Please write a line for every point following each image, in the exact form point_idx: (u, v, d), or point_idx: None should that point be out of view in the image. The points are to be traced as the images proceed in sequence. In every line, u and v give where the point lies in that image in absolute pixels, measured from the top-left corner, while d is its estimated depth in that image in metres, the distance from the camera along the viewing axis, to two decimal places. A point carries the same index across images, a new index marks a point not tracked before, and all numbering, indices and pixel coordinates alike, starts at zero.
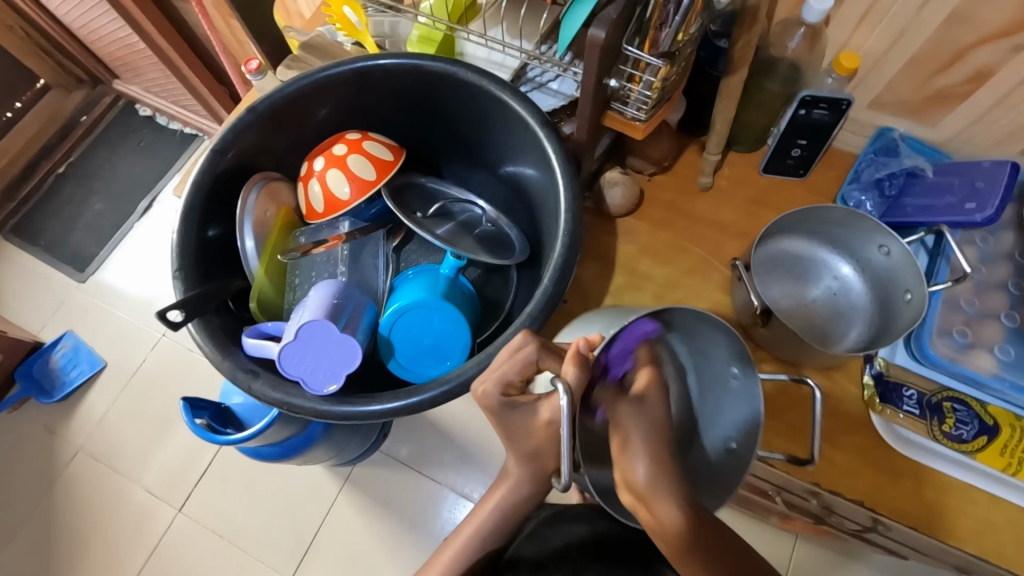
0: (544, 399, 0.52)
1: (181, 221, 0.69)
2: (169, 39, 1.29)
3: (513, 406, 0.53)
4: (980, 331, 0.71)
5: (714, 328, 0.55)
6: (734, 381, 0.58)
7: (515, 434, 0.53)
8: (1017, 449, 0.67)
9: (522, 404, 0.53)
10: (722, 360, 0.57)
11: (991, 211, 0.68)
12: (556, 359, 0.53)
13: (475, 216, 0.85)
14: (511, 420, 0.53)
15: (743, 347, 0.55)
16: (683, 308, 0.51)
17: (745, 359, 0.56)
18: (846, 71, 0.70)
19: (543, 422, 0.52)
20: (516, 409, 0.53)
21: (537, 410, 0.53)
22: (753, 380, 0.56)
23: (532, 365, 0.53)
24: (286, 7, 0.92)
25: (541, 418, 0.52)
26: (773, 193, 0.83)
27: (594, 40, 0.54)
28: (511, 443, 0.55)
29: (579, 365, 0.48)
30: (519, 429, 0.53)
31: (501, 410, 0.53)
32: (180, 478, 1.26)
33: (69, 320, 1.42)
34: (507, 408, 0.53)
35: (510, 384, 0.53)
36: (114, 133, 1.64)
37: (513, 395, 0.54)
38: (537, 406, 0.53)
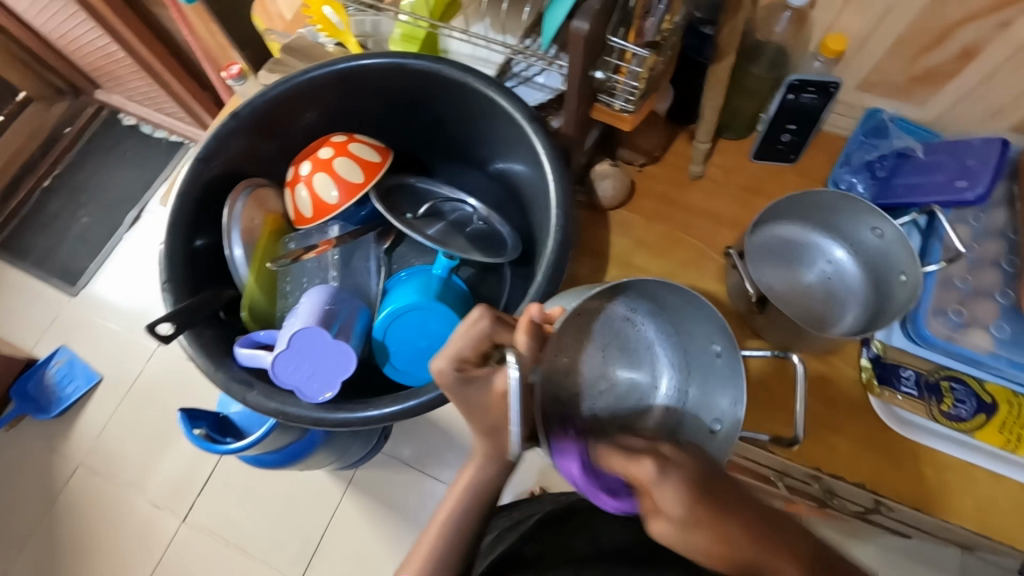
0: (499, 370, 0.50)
1: (167, 232, 0.68)
2: (149, 46, 1.28)
3: (468, 380, 0.50)
4: (975, 310, 0.71)
5: (690, 301, 0.56)
6: (718, 359, 0.57)
7: (477, 410, 0.50)
8: (1015, 426, 0.68)
9: (477, 377, 0.50)
10: (705, 337, 0.58)
11: (982, 189, 0.68)
12: (510, 332, 0.52)
13: (465, 214, 0.84)
14: (468, 395, 0.50)
15: (722, 323, 0.55)
16: (646, 278, 0.55)
17: (725, 335, 0.55)
18: (832, 54, 0.70)
19: (499, 395, 0.50)
20: (472, 383, 0.50)
21: (493, 382, 0.50)
22: (734, 357, 0.55)
23: (487, 339, 0.51)
24: (266, 8, 0.91)
25: (496, 390, 0.50)
26: (765, 180, 0.82)
27: (577, 32, 0.53)
28: (474, 421, 0.51)
29: (530, 333, 0.49)
30: (481, 405, 0.50)
31: (456, 386, 0.50)
32: (182, 489, 1.25)
33: (63, 335, 1.41)
34: (464, 384, 0.50)
35: (465, 359, 0.51)
36: (99, 144, 1.63)
37: (468, 369, 0.51)
38: (492, 379, 0.50)
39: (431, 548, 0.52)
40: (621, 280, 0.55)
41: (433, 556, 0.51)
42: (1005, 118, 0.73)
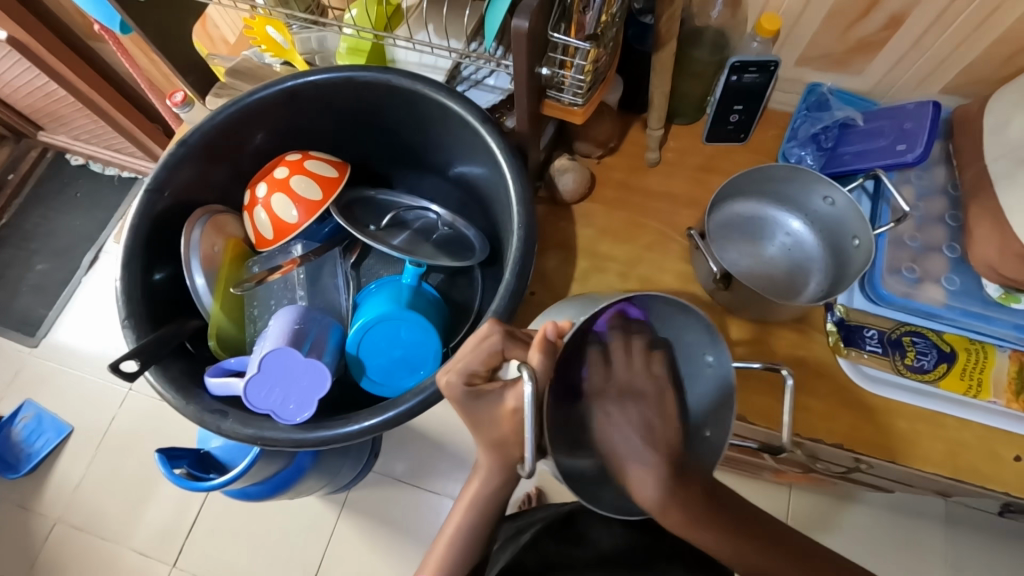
0: (509, 387, 0.51)
1: (123, 267, 0.66)
2: (90, 82, 1.23)
3: (478, 395, 0.51)
4: (926, 266, 0.74)
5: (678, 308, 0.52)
6: (708, 371, 0.54)
7: (484, 424, 0.52)
8: (975, 371, 0.71)
9: (488, 393, 0.51)
10: (697, 348, 0.53)
11: (921, 150, 0.71)
12: (523, 347, 0.53)
13: (430, 221, 0.84)
14: (478, 411, 0.52)
15: (717, 332, 0.51)
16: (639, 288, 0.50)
17: (719, 346, 0.52)
18: (769, 34, 0.73)
19: (510, 412, 0.50)
20: (481, 399, 0.51)
21: (503, 399, 0.51)
22: (727, 370, 0.52)
23: (497, 355, 0.53)
24: (209, 34, 0.88)
25: (507, 406, 0.50)
26: (718, 160, 0.85)
27: (518, 30, 0.54)
28: (479, 434, 0.53)
29: (546, 351, 0.49)
30: (488, 421, 0.51)
31: (465, 401, 0.52)
32: (170, 534, 1.21)
33: (27, 389, 1.35)
34: (473, 398, 0.52)
35: (475, 373, 0.52)
36: (48, 187, 1.57)
37: (478, 384, 0.52)
38: (502, 394, 0.51)
39: None
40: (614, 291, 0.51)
41: None
42: (935, 81, 0.77)
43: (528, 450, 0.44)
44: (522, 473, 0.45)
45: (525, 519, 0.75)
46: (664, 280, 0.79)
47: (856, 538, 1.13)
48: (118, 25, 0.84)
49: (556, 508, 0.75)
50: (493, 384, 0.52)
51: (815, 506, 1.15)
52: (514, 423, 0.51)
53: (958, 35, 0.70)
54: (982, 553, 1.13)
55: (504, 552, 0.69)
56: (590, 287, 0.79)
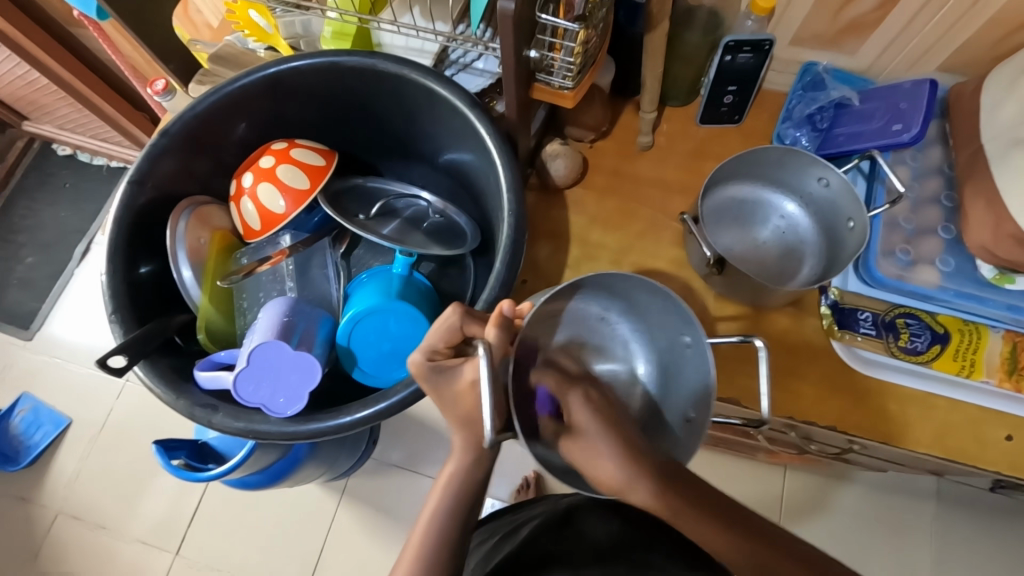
0: (468, 361, 0.53)
1: (108, 260, 0.65)
2: (72, 70, 1.20)
3: (439, 369, 0.53)
4: (921, 247, 0.74)
5: (657, 294, 0.57)
6: (688, 350, 0.58)
7: (449, 401, 0.53)
8: (968, 352, 0.71)
9: (449, 367, 0.53)
10: (674, 327, 0.59)
11: (917, 130, 0.70)
12: (481, 325, 0.55)
13: (421, 209, 0.83)
14: (440, 385, 0.53)
15: (688, 313, 0.55)
16: (608, 273, 0.56)
17: (692, 324, 0.56)
18: (763, 12, 0.71)
19: (468, 384, 0.52)
20: (443, 373, 0.53)
21: (463, 372, 0.52)
22: (703, 346, 0.56)
23: (458, 333, 0.54)
24: (192, 19, 0.85)
25: (466, 379, 0.52)
26: (711, 143, 0.84)
27: (504, 12, 0.52)
28: (468, 420, 0.53)
29: (501, 326, 0.52)
30: (451, 396, 0.52)
31: (430, 376, 0.53)
32: (171, 523, 1.22)
33: (22, 382, 1.34)
34: (435, 373, 0.53)
35: (436, 350, 0.54)
36: (36, 178, 1.54)
37: (440, 359, 0.54)
38: (461, 368, 0.53)
39: (419, 547, 0.51)
40: (575, 279, 0.57)
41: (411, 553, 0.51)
42: (931, 60, 0.75)
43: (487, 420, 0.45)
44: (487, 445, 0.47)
45: (522, 515, 0.76)
46: (657, 266, 0.78)
47: (849, 516, 1.15)
48: (95, 11, 0.81)
49: (554, 503, 0.76)
50: (453, 359, 0.54)
51: (809, 487, 1.16)
52: (474, 396, 0.52)
53: (955, 13, 0.68)
54: (972, 530, 1.15)
55: (501, 544, 0.70)
56: (583, 274, 0.78)
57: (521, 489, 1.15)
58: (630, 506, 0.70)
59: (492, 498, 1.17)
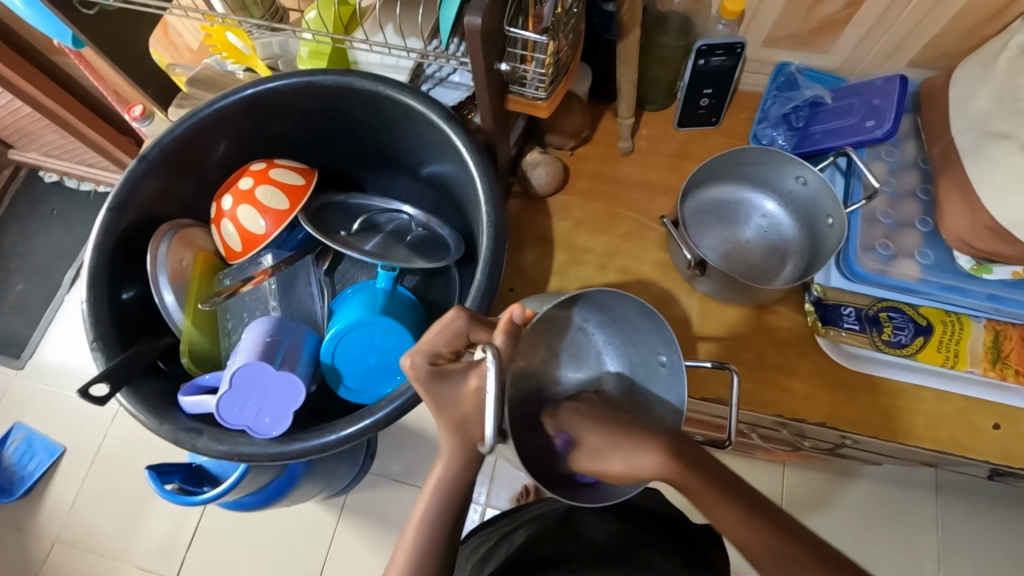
0: (472, 368, 0.51)
1: (89, 288, 0.65)
2: (54, 95, 1.21)
3: (442, 375, 0.52)
4: (900, 241, 0.75)
5: (640, 314, 0.56)
6: (663, 369, 0.58)
7: (447, 406, 0.51)
8: (952, 342, 0.72)
9: (450, 372, 0.52)
10: (651, 346, 0.58)
11: (889, 126, 0.72)
12: (488, 331, 0.54)
13: (403, 223, 0.83)
14: (440, 392, 0.51)
15: (669, 334, 0.55)
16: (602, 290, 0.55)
17: (671, 345, 0.55)
18: (733, 16, 0.71)
19: (472, 390, 0.50)
20: (445, 379, 0.52)
21: (467, 379, 0.51)
22: (678, 366, 0.56)
23: (462, 337, 0.54)
24: (171, 41, 0.85)
25: (470, 387, 0.51)
26: (691, 145, 0.84)
27: (472, 27, 0.53)
28: (459, 428, 0.52)
29: (511, 334, 0.51)
30: (450, 401, 0.51)
31: (427, 379, 0.52)
32: (169, 547, 1.21)
33: (15, 412, 1.33)
34: (438, 379, 0.52)
35: (439, 354, 0.53)
36: (23, 206, 1.54)
37: (443, 364, 0.53)
38: (465, 374, 0.52)
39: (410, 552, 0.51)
40: (575, 291, 0.55)
41: (401, 557, 0.51)
42: (902, 55, 0.77)
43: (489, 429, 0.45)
44: (484, 449, 0.47)
45: (520, 516, 0.75)
46: (642, 269, 0.79)
47: (852, 511, 1.15)
48: (71, 40, 0.79)
49: (551, 504, 0.75)
50: (457, 364, 0.53)
51: (809, 483, 1.17)
52: (477, 402, 0.50)
53: (921, 8, 0.69)
54: (973, 516, 1.15)
55: (497, 552, 0.69)
56: (569, 280, 0.79)
57: (521, 497, 1.15)
58: (628, 509, 0.70)
59: (491, 508, 1.17)
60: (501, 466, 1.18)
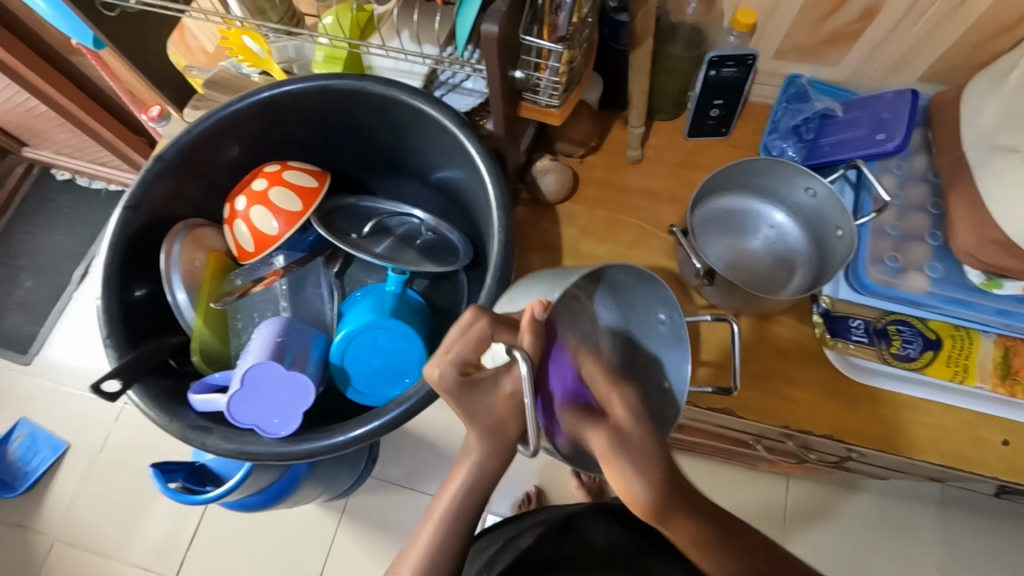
0: (504, 371, 0.49)
1: (102, 285, 0.66)
2: (70, 96, 1.23)
3: (472, 383, 0.49)
4: (908, 254, 0.74)
5: (639, 280, 0.57)
6: (661, 328, 0.60)
7: (479, 416, 0.49)
8: (961, 357, 0.71)
9: (482, 380, 0.49)
10: (650, 307, 0.59)
11: (899, 139, 0.72)
12: (510, 330, 0.50)
13: (413, 227, 0.84)
14: (472, 402, 0.49)
15: (671, 296, 0.57)
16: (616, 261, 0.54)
17: (671, 305, 0.57)
18: (744, 28, 0.72)
19: (507, 395, 0.49)
20: (478, 388, 0.49)
21: (501, 384, 0.49)
22: (679, 324, 0.58)
23: (486, 340, 0.49)
24: (187, 44, 0.87)
25: (505, 391, 0.49)
26: (699, 155, 0.85)
27: (488, 35, 0.53)
28: None
29: (535, 333, 0.48)
30: (483, 411, 0.49)
31: (459, 391, 0.48)
32: (170, 545, 1.21)
33: (21, 408, 1.34)
34: (469, 390, 0.49)
35: (467, 362, 0.49)
36: (34, 204, 1.55)
37: (472, 372, 0.49)
38: (497, 379, 0.49)
39: (424, 555, 0.51)
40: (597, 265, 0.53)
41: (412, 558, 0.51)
42: (912, 69, 0.77)
43: (528, 428, 0.44)
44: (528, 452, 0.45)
45: (524, 522, 0.74)
46: None
47: (855, 526, 1.14)
48: (92, 40, 0.81)
49: (555, 511, 0.75)
50: (485, 371, 0.49)
51: (812, 497, 1.16)
52: (512, 406, 0.49)
53: (932, 23, 0.70)
54: (978, 534, 1.13)
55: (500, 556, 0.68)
56: None
57: (522, 504, 1.14)
58: (631, 516, 0.70)
59: (492, 515, 1.16)
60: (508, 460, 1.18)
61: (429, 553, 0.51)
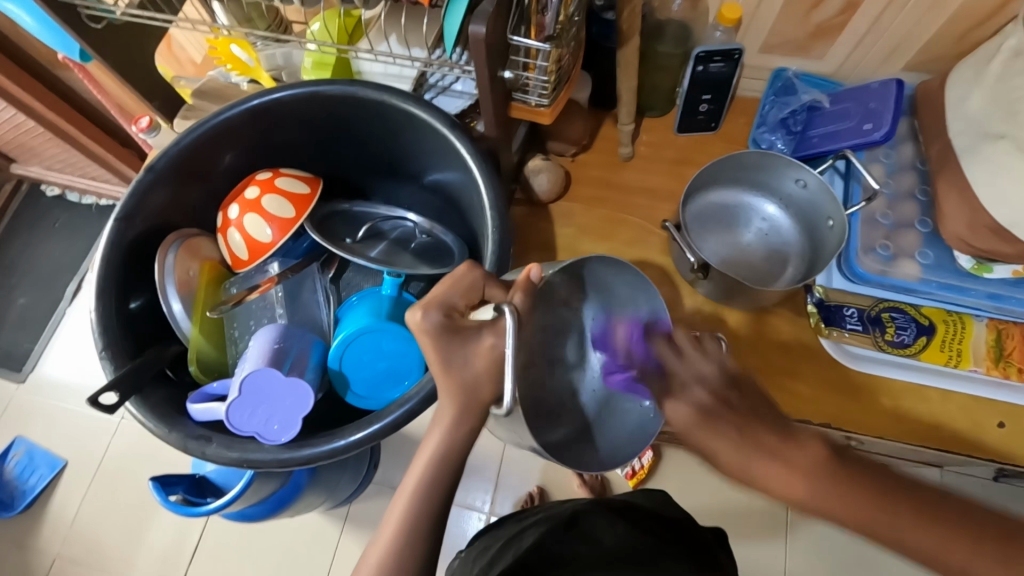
0: (488, 326, 0.50)
1: (96, 298, 0.66)
2: (59, 111, 1.22)
3: (455, 330, 0.51)
4: (900, 242, 0.75)
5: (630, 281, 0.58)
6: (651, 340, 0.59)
7: (458, 368, 0.50)
8: (954, 341, 0.72)
9: (465, 329, 0.51)
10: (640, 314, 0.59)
11: (887, 128, 0.72)
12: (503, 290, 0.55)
13: (407, 230, 0.83)
14: (452, 349, 0.50)
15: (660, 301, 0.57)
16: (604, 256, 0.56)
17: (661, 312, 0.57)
18: (730, 23, 0.73)
19: (487, 348, 0.50)
20: (459, 336, 0.50)
21: (481, 337, 0.50)
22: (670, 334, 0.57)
23: (476, 292, 0.54)
24: (174, 55, 0.87)
25: (485, 345, 0.50)
26: (691, 150, 0.85)
27: (476, 36, 0.54)
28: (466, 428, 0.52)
29: (528, 292, 0.52)
30: (461, 360, 0.50)
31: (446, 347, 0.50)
32: (173, 559, 1.20)
33: (16, 426, 1.33)
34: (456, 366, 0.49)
35: (454, 307, 0.52)
36: (25, 220, 1.54)
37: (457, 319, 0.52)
38: (480, 333, 0.51)
39: (393, 541, 0.51)
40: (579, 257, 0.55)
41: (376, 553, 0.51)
42: (897, 59, 0.78)
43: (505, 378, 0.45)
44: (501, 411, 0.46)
45: (526, 520, 0.73)
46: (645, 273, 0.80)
47: None
48: (78, 54, 0.78)
49: (557, 507, 0.74)
50: (470, 321, 0.52)
51: None
52: (489, 361, 0.49)
53: (915, 12, 0.70)
54: None
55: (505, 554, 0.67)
56: None
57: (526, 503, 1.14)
58: (637, 510, 0.70)
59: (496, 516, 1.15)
60: (511, 457, 1.19)
61: (393, 550, 0.50)
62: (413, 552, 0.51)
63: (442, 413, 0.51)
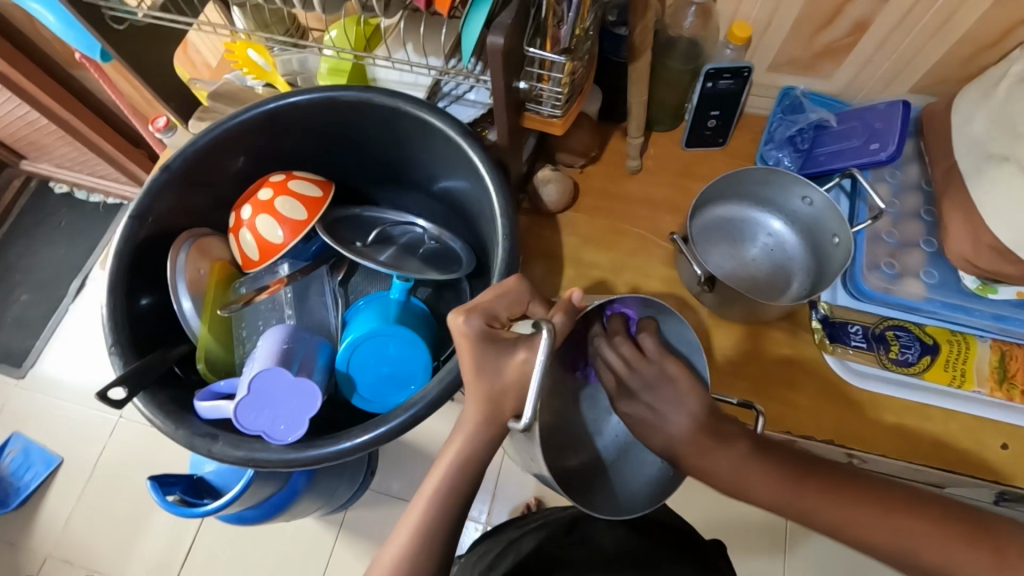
0: (524, 341, 0.51)
1: (108, 294, 0.66)
2: (72, 111, 1.23)
3: (492, 338, 0.51)
4: (904, 261, 0.76)
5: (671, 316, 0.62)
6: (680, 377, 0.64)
7: (490, 374, 0.51)
8: (958, 361, 0.72)
9: (502, 340, 0.51)
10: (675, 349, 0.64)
11: (893, 149, 0.73)
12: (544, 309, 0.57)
13: (416, 235, 0.84)
14: (487, 356, 0.51)
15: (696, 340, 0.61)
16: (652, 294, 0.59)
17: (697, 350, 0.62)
18: (740, 41, 0.74)
19: (519, 361, 0.50)
20: (495, 346, 0.51)
21: (515, 351, 0.51)
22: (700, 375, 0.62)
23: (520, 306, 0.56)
24: (190, 58, 0.91)
25: (518, 358, 0.50)
26: (698, 164, 0.86)
27: (494, 46, 0.55)
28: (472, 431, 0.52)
29: (567, 316, 0.54)
30: (493, 369, 0.51)
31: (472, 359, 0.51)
32: (165, 560, 1.19)
33: (13, 422, 1.32)
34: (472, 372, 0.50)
35: (495, 318, 0.53)
36: (32, 217, 1.55)
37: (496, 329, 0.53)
38: (513, 347, 0.51)
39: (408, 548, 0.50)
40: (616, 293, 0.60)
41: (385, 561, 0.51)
42: (902, 81, 0.79)
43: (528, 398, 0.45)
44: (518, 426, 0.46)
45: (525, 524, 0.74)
46: (651, 285, 0.80)
47: None
48: (100, 54, 0.79)
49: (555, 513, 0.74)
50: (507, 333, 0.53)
51: None
52: (521, 374, 0.50)
53: (923, 35, 0.72)
54: None
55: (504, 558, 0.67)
56: None
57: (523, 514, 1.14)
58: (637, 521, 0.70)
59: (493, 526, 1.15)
60: (508, 468, 1.18)
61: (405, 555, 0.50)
62: (424, 558, 0.51)
63: (463, 420, 0.52)
